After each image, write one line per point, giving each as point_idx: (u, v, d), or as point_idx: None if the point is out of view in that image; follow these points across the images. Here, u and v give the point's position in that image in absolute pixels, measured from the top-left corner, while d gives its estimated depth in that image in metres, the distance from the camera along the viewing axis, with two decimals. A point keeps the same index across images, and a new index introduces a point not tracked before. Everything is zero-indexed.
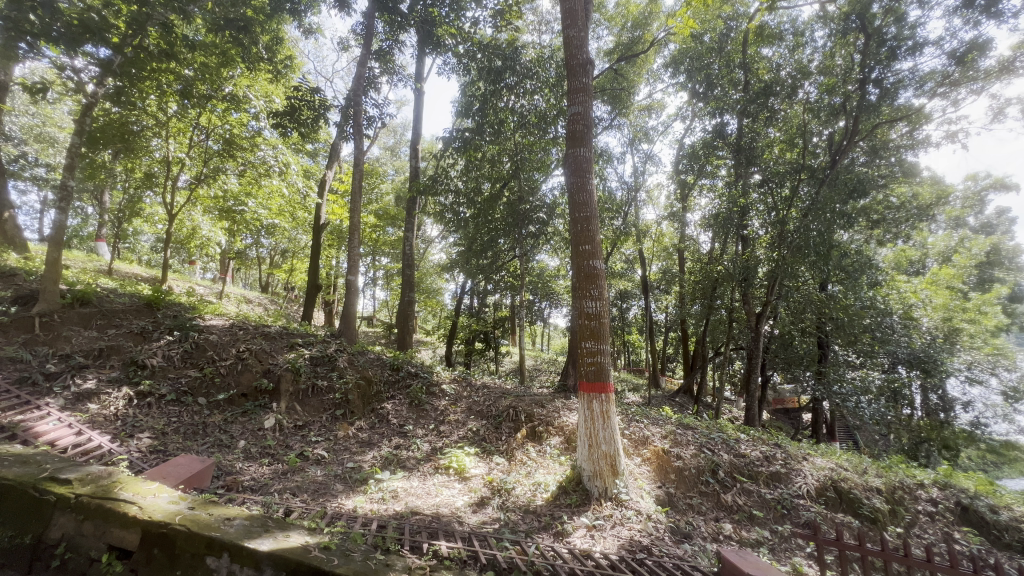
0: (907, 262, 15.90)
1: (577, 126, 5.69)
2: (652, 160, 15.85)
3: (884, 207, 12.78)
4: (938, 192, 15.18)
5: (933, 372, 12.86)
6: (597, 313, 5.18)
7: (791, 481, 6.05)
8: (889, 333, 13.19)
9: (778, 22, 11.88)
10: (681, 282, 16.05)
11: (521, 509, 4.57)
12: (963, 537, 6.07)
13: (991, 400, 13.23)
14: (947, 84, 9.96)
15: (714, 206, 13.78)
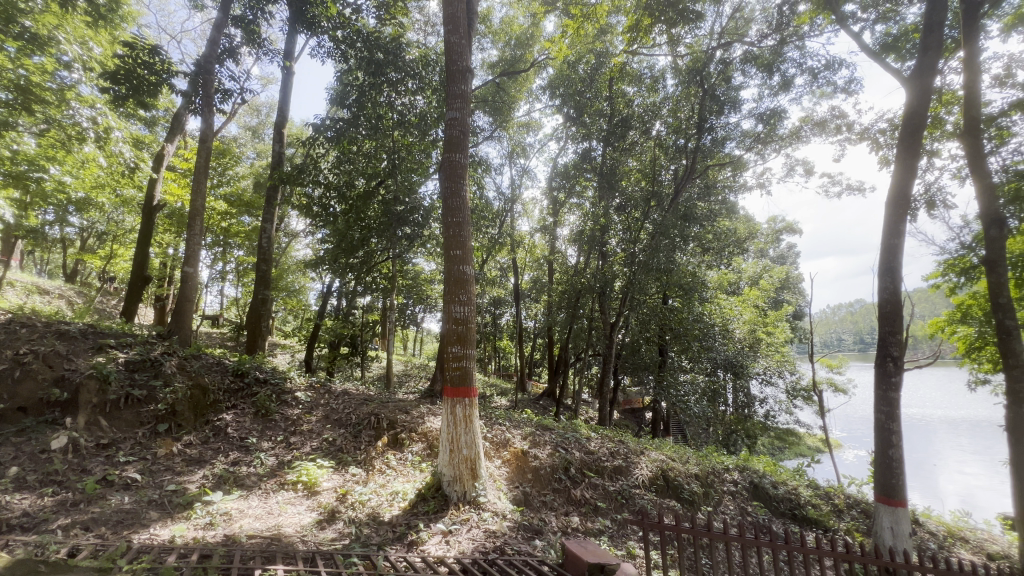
0: (727, 283, 19.08)
1: (455, 132, 5.72)
2: (528, 175, 16.66)
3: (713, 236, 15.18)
4: (749, 228, 18.54)
5: (740, 374, 15.66)
6: (464, 318, 5.23)
7: (630, 473, 6.78)
8: (712, 342, 15.71)
9: (639, 66, 13.43)
10: (549, 292, 17.09)
11: (374, 521, 4.37)
12: (753, 509, 7.44)
13: (779, 397, 16.56)
14: (759, 140, 12.25)
15: (580, 223, 14.96)
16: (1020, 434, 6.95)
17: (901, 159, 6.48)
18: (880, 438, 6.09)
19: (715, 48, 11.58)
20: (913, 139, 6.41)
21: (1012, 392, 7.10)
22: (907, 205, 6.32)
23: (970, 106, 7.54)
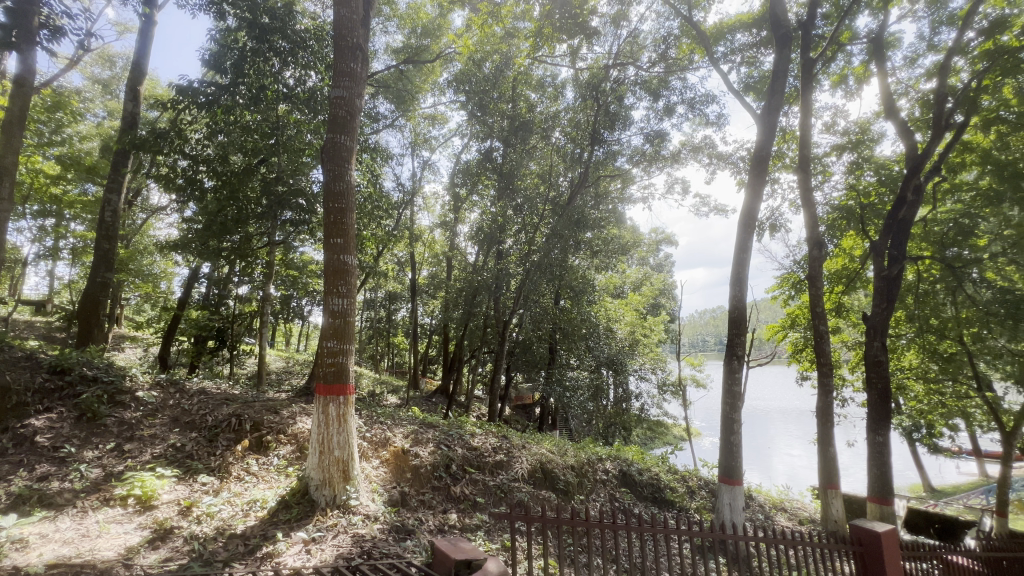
0: (614, 287, 20.53)
1: (341, 111, 5.36)
2: (430, 168, 16.31)
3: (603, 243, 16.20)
4: (635, 237, 20.13)
5: (620, 371, 17.06)
6: (343, 311, 4.95)
7: (510, 467, 6.95)
8: (596, 341, 16.90)
9: (543, 73, 13.88)
10: (446, 288, 16.89)
11: (223, 535, 3.92)
12: (620, 495, 8.08)
13: (652, 392, 17.85)
14: (645, 157, 13.33)
15: (479, 221, 15.01)
16: (826, 419, 8.42)
17: (751, 185, 7.50)
18: (725, 426, 6.97)
19: (611, 66, 12.37)
20: (759, 168, 7.46)
21: (822, 386, 8.61)
22: (753, 223, 7.31)
23: (803, 147, 8.98)
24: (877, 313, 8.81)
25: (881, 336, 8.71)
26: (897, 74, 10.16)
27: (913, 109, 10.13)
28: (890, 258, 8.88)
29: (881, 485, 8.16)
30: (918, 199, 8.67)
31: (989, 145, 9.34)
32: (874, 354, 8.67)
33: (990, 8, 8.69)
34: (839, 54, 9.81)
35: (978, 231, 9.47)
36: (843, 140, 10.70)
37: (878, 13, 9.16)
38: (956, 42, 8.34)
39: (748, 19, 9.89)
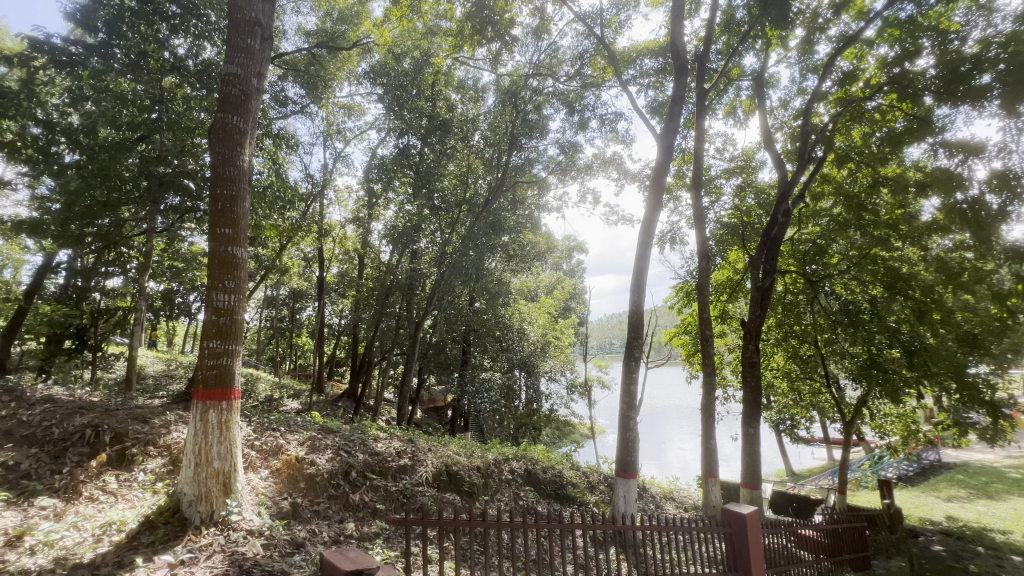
0: (528, 290, 21.01)
1: (234, 91, 4.91)
2: (343, 160, 15.50)
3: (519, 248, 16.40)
4: (550, 242, 20.80)
5: (532, 372, 17.30)
6: (229, 308, 4.57)
7: (414, 471, 6.82)
8: (509, 343, 17.16)
9: (464, 74, 13.85)
10: (356, 287, 16.14)
11: (64, 565, 3.38)
12: (524, 494, 8.25)
13: (560, 393, 18.32)
14: (560, 167, 13.82)
15: (394, 219, 14.54)
16: (708, 414, 9.33)
17: (650, 199, 8.11)
18: (622, 423, 7.42)
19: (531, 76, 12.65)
20: (658, 185, 8.08)
21: (707, 384, 9.52)
22: (651, 233, 7.90)
23: (696, 168, 9.92)
24: (753, 320, 9.96)
25: (755, 340, 9.85)
26: (774, 111, 11.59)
27: (786, 142, 11.62)
28: (764, 271, 10.07)
29: (751, 472, 9.20)
30: (787, 220, 9.95)
31: (841, 178, 10.99)
32: (749, 356, 9.77)
33: (844, 63, 10.24)
34: (729, 88, 10.96)
35: (831, 250, 11.10)
36: (730, 165, 11.96)
37: (760, 56, 10.39)
38: (818, 88, 9.72)
39: (654, 47, 10.70)
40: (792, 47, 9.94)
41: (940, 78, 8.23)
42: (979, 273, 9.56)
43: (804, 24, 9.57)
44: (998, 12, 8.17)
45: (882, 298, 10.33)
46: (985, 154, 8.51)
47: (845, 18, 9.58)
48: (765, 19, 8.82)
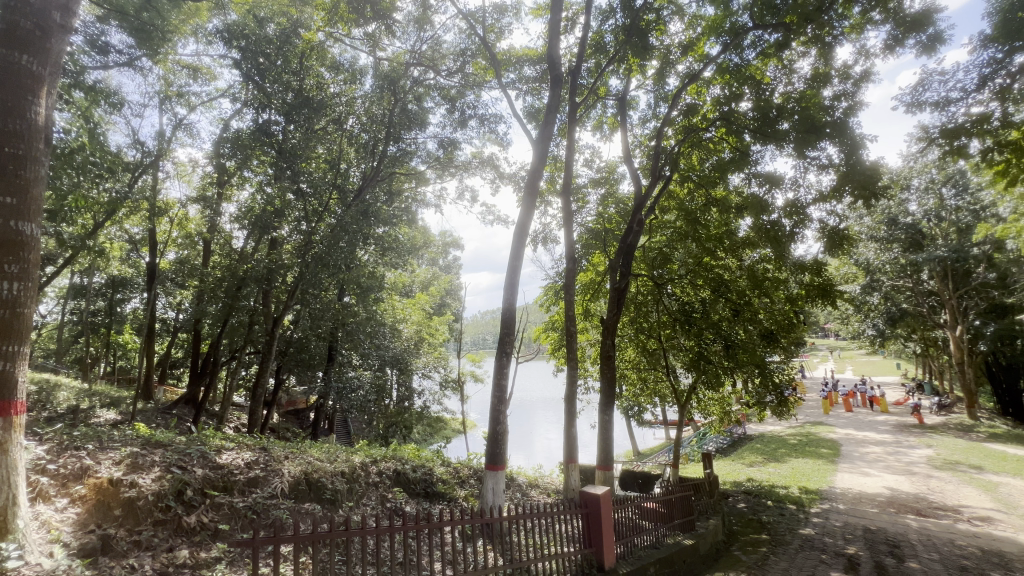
0: (402, 285, 20.42)
1: (26, 24, 3.94)
2: (185, 129, 13.30)
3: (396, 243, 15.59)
4: (426, 237, 20.48)
5: (404, 369, 16.81)
6: (10, 299, 3.67)
7: (267, 483, 6.17)
8: (381, 340, 16.53)
9: (339, 53, 12.93)
10: (199, 276, 13.99)
11: None
12: (393, 496, 7.99)
13: (433, 389, 17.98)
14: (439, 162, 13.61)
15: (250, 201, 12.97)
16: (571, 405, 10.07)
17: (525, 201, 8.44)
18: (493, 417, 7.60)
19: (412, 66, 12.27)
20: (532, 188, 8.46)
21: (570, 377, 10.27)
22: (525, 235, 8.25)
23: (566, 175, 10.61)
24: (610, 317, 10.99)
25: (611, 335, 10.90)
26: (634, 131, 12.96)
27: (642, 160, 13.07)
28: (621, 273, 11.20)
29: (605, 455, 10.18)
30: (641, 230, 11.17)
31: (683, 196, 12.73)
32: (606, 350, 10.78)
33: (689, 96, 11.87)
34: (597, 104, 11.93)
35: (673, 258, 12.79)
36: (596, 175, 13.05)
37: (623, 80, 11.53)
38: (667, 116, 11.12)
39: (533, 55, 11.16)
40: (649, 76, 11.21)
41: (757, 121, 9.96)
42: (776, 281, 11.90)
43: (659, 57, 10.86)
44: (795, 73, 10.24)
45: (710, 299, 12.23)
46: (783, 185, 10.59)
47: (690, 58, 11.11)
48: (629, 47, 9.79)
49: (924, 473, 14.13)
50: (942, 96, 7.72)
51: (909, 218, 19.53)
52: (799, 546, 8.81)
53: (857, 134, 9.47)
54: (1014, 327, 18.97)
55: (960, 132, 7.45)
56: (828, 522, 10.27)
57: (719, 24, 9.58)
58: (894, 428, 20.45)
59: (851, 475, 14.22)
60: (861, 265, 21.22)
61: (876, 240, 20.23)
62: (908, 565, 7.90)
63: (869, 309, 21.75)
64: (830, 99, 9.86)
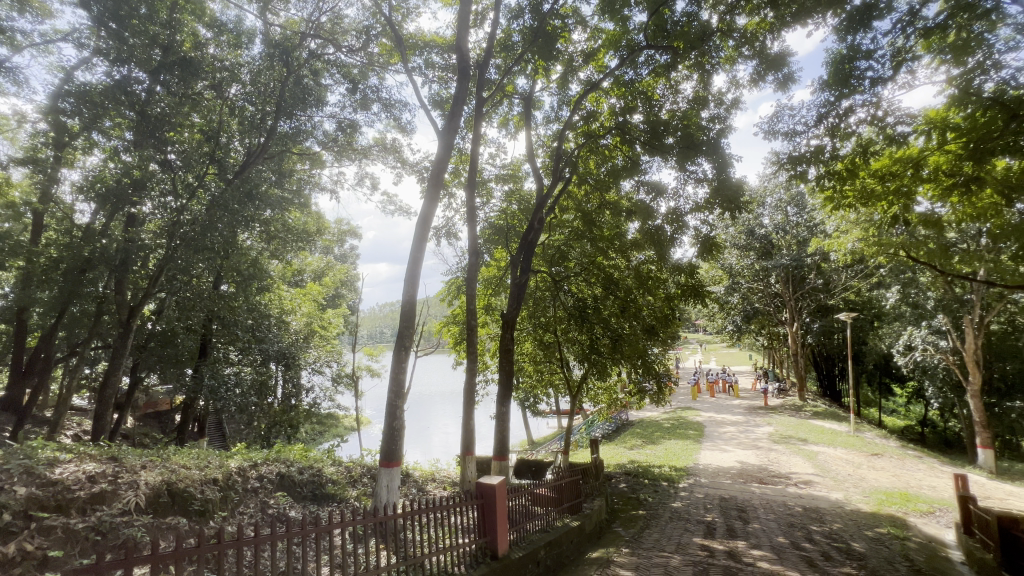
0: (291, 274, 18.89)
1: None
2: (8, 74, 10.85)
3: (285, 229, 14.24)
4: (321, 224, 19.15)
5: (292, 365, 15.58)
6: None
7: (118, 499, 5.36)
8: (266, 333, 15.21)
9: (221, 10, 11.48)
10: (27, 255, 11.57)
11: None
12: (275, 501, 7.41)
13: (325, 385, 16.87)
14: (337, 145, 12.74)
15: (100, 169, 11.02)
16: (470, 397, 10.16)
17: (428, 192, 8.29)
18: (389, 413, 7.38)
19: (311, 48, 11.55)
20: (436, 180, 8.33)
21: (469, 370, 10.34)
22: (428, 225, 8.11)
23: (471, 169, 10.62)
24: (511, 311, 11.28)
25: (511, 328, 11.19)
26: (537, 131, 13.38)
27: (544, 160, 13.55)
28: (522, 269, 11.54)
29: (501, 446, 10.46)
30: (541, 228, 11.58)
31: (580, 197, 13.47)
32: (506, 343, 11.05)
33: (588, 104, 12.56)
34: (504, 101, 12.10)
35: (570, 256, 13.56)
36: (501, 171, 13.24)
37: (529, 81, 11.83)
38: (569, 120, 11.64)
39: (441, 44, 10.96)
40: (553, 79, 11.65)
41: (647, 133, 10.84)
42: (657, 281, 13.17)
43: (563, 62, 11.32)
44: (679, 93, 11.35)
45: (601, 296, 13.15)
46: (667, 194, 11.71)
47: (591, 67, 11.75)
48: (535, 48, 10.06)
49: (766, 446, 16.70)
50: (791, 127, 9.05)
51: (763, 230, 22.78)
52: (669, 517, 9.89)
53: (727, 154, 10.76)
54: (833, 324, 23.15)
55: (802, 160, 8.85)
56: (692, 494, 11.68)
57: (618, 39, 10.25)
58: (745, 410, 23.82)
59: (712, 452, 16.32)
60: (725, 269, 24.31)
61: (737, 247, 23.29)
62: (752, 525, 9.30)
63: (730, 307, 25.00)
64: (707, 121, 11.11)
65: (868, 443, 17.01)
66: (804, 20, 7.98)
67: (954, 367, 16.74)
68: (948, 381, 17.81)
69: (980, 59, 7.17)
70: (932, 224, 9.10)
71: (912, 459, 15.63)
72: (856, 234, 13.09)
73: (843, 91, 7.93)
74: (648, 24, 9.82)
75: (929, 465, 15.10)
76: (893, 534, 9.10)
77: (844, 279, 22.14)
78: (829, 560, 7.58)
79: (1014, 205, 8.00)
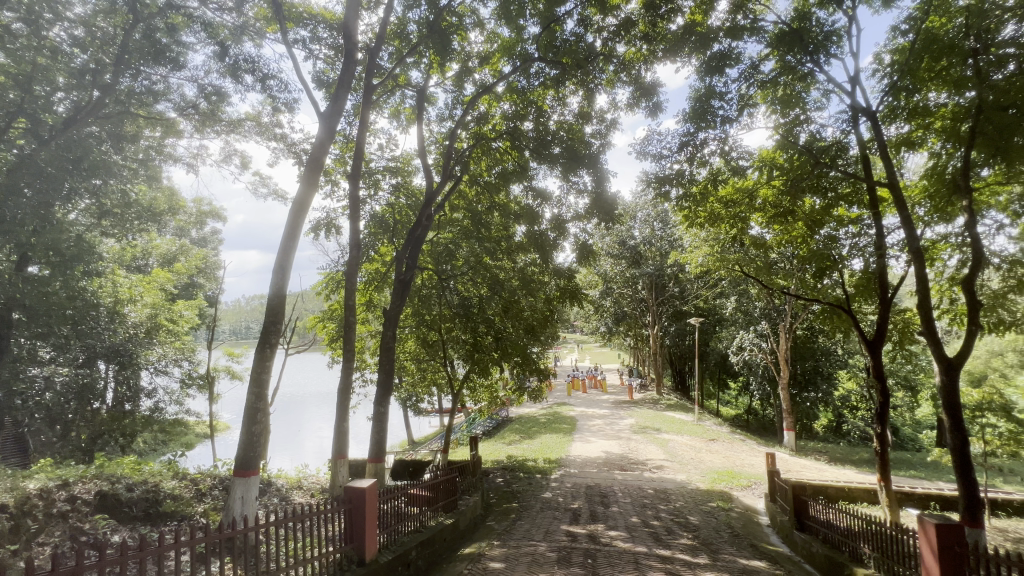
0: (131, 257, 16.12)
1: None
2: None
3: (123, 204, 12.07)
4: (174, 201, 16.66)
5: (127, 365, 13.47)
6: None
7: None
8: (91, 325, 12.70)
9: None
10: None
11: None
12: (91, 526, 6.39)
13: (170, 388, 15.06)
14: (199, 113, 11.10)
15: None
16: (345, 398, 9.62)
17: (305, 176, 7.68)
18: (248, 417, 6.64)
19: (170, 10, 8.86)
20: (315, 165, 7.74)
21: (345, 369, 9.77)
22: (304, 212, 7.51)
23: (355, 158, 10.09)
24: (393, 308, 10.91)
25: (393, 326, 10.83)
26: (430, 127, 13.19)
27: (436, 157, 13.42)
28: (407, 265, 11.23)
29: (378, 447, 10.10)
30: (429, 224, 11.41)
31: (470, 197, 13.58)
32: (387, 341, 10.67)
33: (482, 105, 12.70)
34: (396, 91, 11.68)
35: (458, 254, 13.58)
36: (390, 163, 12.75)
37: (423, 74, 11.59)
38: (462, 119, 11.65)
39: (328, 20, 10.21)
40: (448, 77, 11.58)
41: (535, 140, 11.32)
42: (539, 283, 13.83)
43: (458, 60, 11.29)
44: (566, 107, 12.03)
45: (486, 296, 13.39)
46: (552, 200, 12.34)
47: (486, 70, 11.90)
48: (431, 41, 9.79)
49: (627, 436, 18.53)
50: (658, 151, 10.14)
51: (633, 241, 25.26)
52: (539, 508, 10.44)
53: (605, 169, 11.69)
54: (686, 327, 26.53)
55: (667, 181, 9.96)
56: (561, 484, 12.49)
57: (512, 47, 10.52)
58: (612, 404, 26.16)
59: (581, 443, 17.65)
60: (601, 275, 26.41)
61: (611, 255, 25.50)
62: (611, 508, 10.26)
63: (603, 310, 27.24)
64: (590, 136, 11.98)
65: (707, 430, 19.79)
66: (673, 57, 9.00)
67: (771, 364, 20.28)
68: (767, 376, 21.50)
69: (798, 113, 8.82)
70: (759, 246, 10.88)
71: (738, 442, 18.57)
72: (705, 251, 15.17)
73: (700, 125, 9.12)
74: (540, 37, 10.26)
75: (750, 446, 18.09)
76: (720, 507, 10.72)
77: (695, 288, 25.49)
78: (670, 533, 8.67)
79: (816, 233, 9.89)
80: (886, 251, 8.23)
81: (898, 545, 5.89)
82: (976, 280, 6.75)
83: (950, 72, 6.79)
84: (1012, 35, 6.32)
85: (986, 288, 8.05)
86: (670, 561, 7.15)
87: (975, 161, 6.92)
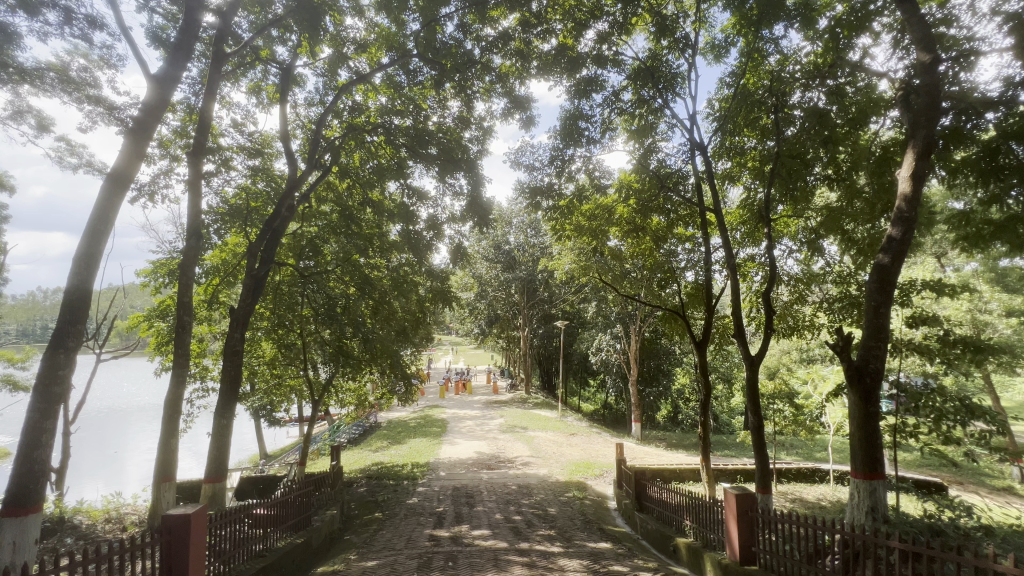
0: None
1: None
2: None
3: None
4: None
5: None
6: None
7: None
8: None
9: None
10: None
11: None
12: None
13: None
14: None
15: None
16: (173, 410, 8.25)
17: (127, 142, 6.41)
18: (28, 439, 5.33)
19: None
20: (142, 131, 6.54)
21: (176, 377, 8.37)
22: (123, 186, 6.28)
23: (198, 134, 8.77)
24: (243, 307, 9.62)
25: (241, 328, 9.56)
26: (296, 109, 12.05)
27: (302, 143, 12.32)
28: (261, 259, 10.01)
29: (216, 466, 8.86)
30: (290, 216, 10.34)
31: (340, 189, 12.79)
32: (233, 344, 9.39)
33: (356, 94, 12.01)
34: (255, 65, 10.43)
35: (325, 249, 12.63)
36: (247, 143, 11.34)
37: (291, 52, 10.56)
38: (334, 104, 10.83)
39: None
40: (320, 59, 10.72)
41: (412, 137, 11.05)
42: (412, 283, 13.54)
43: (331, 44, 10.53)
44: (446, 109, 12.00)
45: (354, 295, 12.64)
46: (429, 200, 12.19)
47: (363, 59, 11.31)
48: (298, 17, 8.95)
49: (496, 436, 19.06)
50: (532, 162, 10.65)
51: (507, 246, 26.26)
52: (403, 515, 10.17)
53: (481, 174, 11.89)
54: (553, 330, 28.26)
55: (538, 192, 10.56)
56: (429, 488, 12.36)
57: (391, 39, 10.15)
58: (483, 404, 26.76)
59: (451, 446, 17.67)
60: (475, 278, 26.90)
61: (486, 259, 26.18)
62: (475, 508, 10.42)
63: (477, 312, 27.75)
64: (468, 140, 12.15)
65: (568, 426, 21.29)
66: (547, 75, 9.56)
67: (624, 363, 22.64)
68: (620, 374, 23.92)
69: (650, 143, 9.99)
70: (615, 256, 12.03)
71: (594, 435, 20.29)
72: (571, 259, 16.30)
73: (569, 143, 9.82)
74: (419, 34, 10.06)
75: (604, 438, 19.91)
76: (575, 497, 11.57)
77: (562, 293, 27.36)
78: (530, 526, 9.12)
79: (661, 247, 11.28)
80: (711, 267, 9.73)
81: (710, 513, 6.98)
82: (771, 294, 8.28)
83: (759, 122, 8.30)
84: (799, 100, 7.94)
85: (779, 300, 9.97)
86: (528, 553, 7.51)
87: (773, 197, 8.55)
